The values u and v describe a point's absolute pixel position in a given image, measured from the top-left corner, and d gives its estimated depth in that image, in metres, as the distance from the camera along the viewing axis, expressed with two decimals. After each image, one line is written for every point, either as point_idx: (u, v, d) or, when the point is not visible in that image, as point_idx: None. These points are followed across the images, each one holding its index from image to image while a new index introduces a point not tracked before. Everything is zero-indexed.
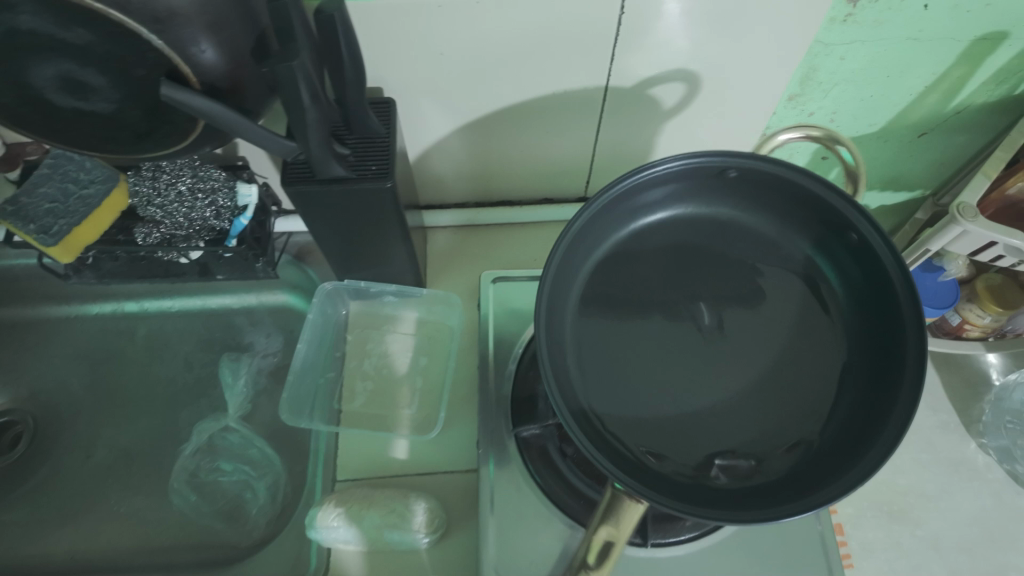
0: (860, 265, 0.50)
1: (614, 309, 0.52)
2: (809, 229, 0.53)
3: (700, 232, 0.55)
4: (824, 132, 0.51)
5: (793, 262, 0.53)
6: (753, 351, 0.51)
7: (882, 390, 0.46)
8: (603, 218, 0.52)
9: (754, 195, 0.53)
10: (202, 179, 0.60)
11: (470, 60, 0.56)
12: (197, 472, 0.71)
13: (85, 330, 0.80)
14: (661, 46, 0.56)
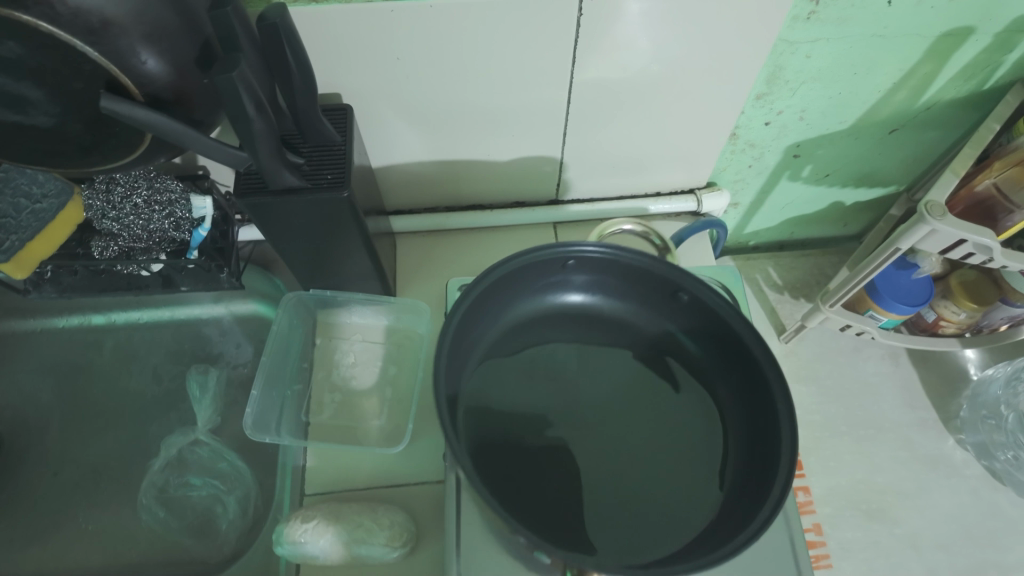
0: (714, 343, 0.57)
1: (508, 390, 0.56)
2: (650, 306, 0.60)
3: (581, 322, 0.60)
4: (645, 227, 0.65)
5: (660, 343, 0.60)
6: (635, 433, 0.54)
7: (758, 455, 0.50)
8: (490, 313, 0.57)
9: (625, 286, 0.60)
10: (158, 192, 0.59)
11: (428, 65, 0.55)
12: (166, 486, 0.70)
13: (51, 344, 0.79)
14: (623, 47, 0.55)
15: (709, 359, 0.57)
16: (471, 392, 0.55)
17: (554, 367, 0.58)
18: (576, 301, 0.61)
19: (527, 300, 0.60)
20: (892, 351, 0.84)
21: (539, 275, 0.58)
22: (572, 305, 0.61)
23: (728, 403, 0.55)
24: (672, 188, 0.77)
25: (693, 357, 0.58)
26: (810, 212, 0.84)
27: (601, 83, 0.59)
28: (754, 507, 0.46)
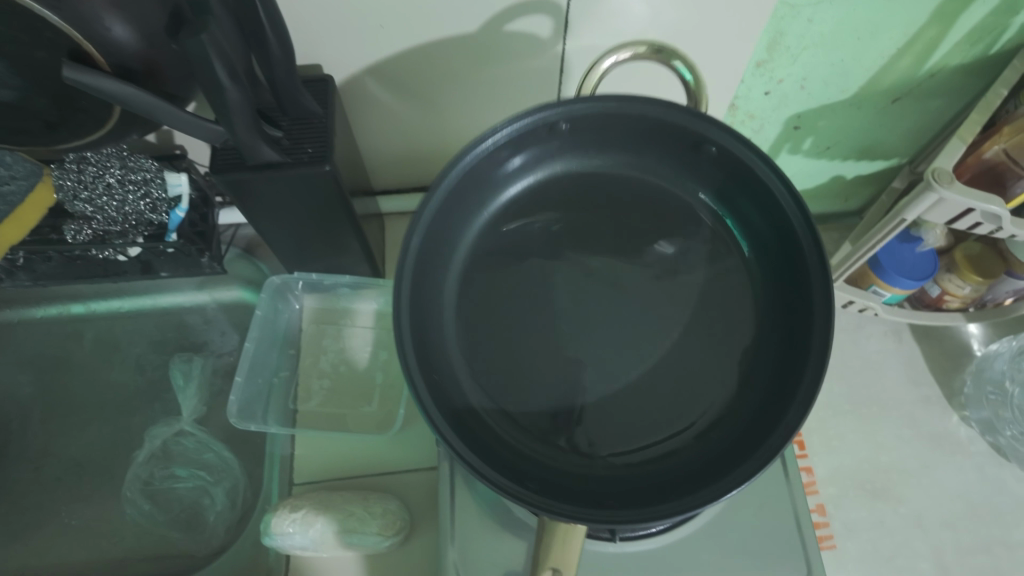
0: (745, 190, 0.50)
1: (507, 282, 0.51)
2: (673, 152, 0.52)
3: (583, 189, 0.53)
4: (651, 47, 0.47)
5: (681, 200, 0.53)
6: (659, 308, 0.50)
7: (795, 322, 0.46)
8: (469, 197, 0.51)
9: (630, 141, 0.52)
10: (133, 170, 0.56)
11: (412, 35, 0.52)
12: (152, 479, 0.68)
13: (28, 335, 0.76)
14: (617, 11, 0.53)
15: (740, 218, 0.51)
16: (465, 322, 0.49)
17: (564, 242, 0.52)
18: (572, 168, 0.54)
19: (514, 176, 0.53)
20: (896, 327, 0.82)
21: (516, 152, 0.51)
22: (566, 172, 0.54)
23: (758, 261, 0.50)
24: None
25: (730, 218, 0.52)
26: (810, 186, 0.82)
27: (594, 52, 0.57)
28: (772, 418, 0.43)
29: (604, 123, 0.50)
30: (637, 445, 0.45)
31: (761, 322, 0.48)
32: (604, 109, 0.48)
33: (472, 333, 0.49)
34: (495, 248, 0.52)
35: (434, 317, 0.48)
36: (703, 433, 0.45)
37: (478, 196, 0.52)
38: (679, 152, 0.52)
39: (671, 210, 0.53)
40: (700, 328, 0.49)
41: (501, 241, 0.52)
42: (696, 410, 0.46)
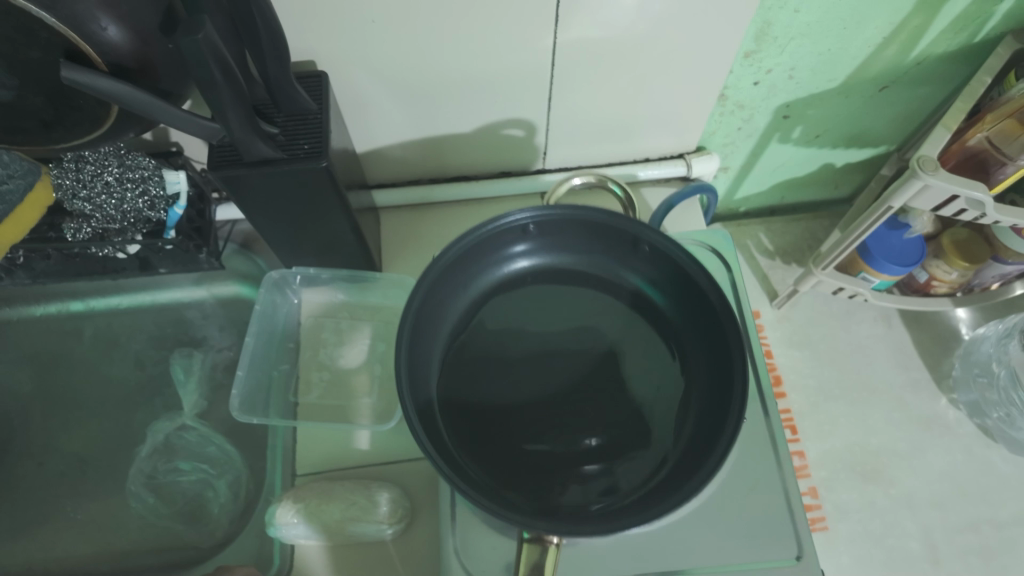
0: (676, 287, 0.56)
1: (473, 359, 0.54)
2: (615, 255, 0.58)
3: (540, 285, 0.58)
4: (597, 176, 0.62)
5: (622, 295, 0.58)
6: (601, 380, 0.53)
7: (719, 391, 0.49)
8: (444, 288, 0.55)
9: (578, 244, 0.58)
10: (131, 168, 0.56)
11: (408, 58, 0.56)
12: (155, 473, 0.69)
13: (27, 333, 0.77)
14: (606, 5, 0.53)
15: (672, 309, 0.56)
16: (441, 394, 0.52)
17: (525, 332, 0.56)
18: (529, 266, 0.59)
19: (479, 272, 0.58)
20: (885, 313, 0.83)
21: (489, 246, 0.56)
22: (525, 270, 0.59)
23: (690, 345, 0.54)
24: (661, 153, 0.75)
25: (662, 312, 0.56)
26: (800, 174, 0.83)
27: (585, 45, 0.57)
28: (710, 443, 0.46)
29: (563, 225, 0.56)
30: (592, 492, 0.47)
31: (691, 397, 0.51)
32: (563, 214, 0.55)
33: (447, 394, 0.52)
34: (461, 333, 0.56)
35: (420, 382, 0.51)
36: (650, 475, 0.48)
37: (458, 286, 0.56)
38: (620, 255, 0.58)
39: (611, 309, 0.57)
40: (648, 399, 0.52)
41: (468, 326, 0.56)
42: (647, 461, 0.49)
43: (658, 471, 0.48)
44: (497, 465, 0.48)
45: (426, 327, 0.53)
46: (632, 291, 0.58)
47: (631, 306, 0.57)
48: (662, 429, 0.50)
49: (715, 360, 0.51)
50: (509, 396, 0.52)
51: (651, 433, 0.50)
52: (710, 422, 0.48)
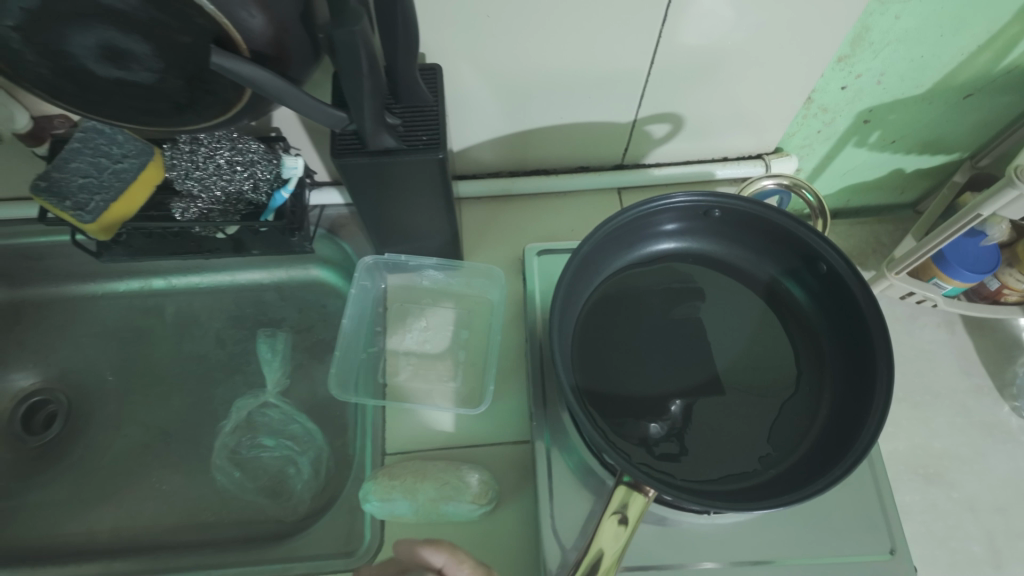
0: (820, 289, 0.55)
1: (613, 335, 0.55)
2: (775, 254, 0.57)
3: (678, 267, 0.59)
4: (791, 179, 0.61)
5: (759, 287, 0.58)
6: (740, 369, 0.54)
7: (856, 395, 0.50)
8: (591, 263, 0.55)
9: (721, 230, 0.58)
10: (240, 152, 0.58)
11: (514, 52, 0.57)
12: (238, 448, 0.71)
13: (112, 308, 0.81)
14: (708, 14, 0.55)
15: (810, 305, 0.56)
16: (578, 349, 0.54)
17: (665, 304, 0.57)
18: (668, 246, 0.59)
19: (639, 242, 0.58)
20: (948, 319, 0.83)
21: (639, 227, 0.56)
22: (665, 250, 0.59)
23: (825, 340, 0.55)
24: (739, 153, 0.76)
25: (800, 308, 0.57)
26: (869, 179, 0.83)
27: (683, 47, 0.58)
28: (838, 456, 0.47)
29: (748, 221, 0.56)
30: (713, 473, 0.49)
31: (825, 391, 0.52)
32: (754, 209, 0.54)
33: (586, 367, 0.53)
34: (598, 307, 0.56)
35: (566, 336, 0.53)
36: (767, 467, 0.49)
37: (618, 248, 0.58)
38: (779, 254, 0.57)
39: (745, 298, 0.58)
40: (770, 382, 0.54)
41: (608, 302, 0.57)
42: (767, 450, 0.50)
43: (789, 459, 0.50)
44: (621, 423, 0.51)
45: (579, 284, 0.55)
46: (772, 283, 0.58)
47: (767, 295, 0.58)
48: (785, 421, 0.52)
49: (853, 373, 0.51)
50: (648, 370, 0.54)
51: (777, 427, 0.51)
52: (839, 432, 0.49)
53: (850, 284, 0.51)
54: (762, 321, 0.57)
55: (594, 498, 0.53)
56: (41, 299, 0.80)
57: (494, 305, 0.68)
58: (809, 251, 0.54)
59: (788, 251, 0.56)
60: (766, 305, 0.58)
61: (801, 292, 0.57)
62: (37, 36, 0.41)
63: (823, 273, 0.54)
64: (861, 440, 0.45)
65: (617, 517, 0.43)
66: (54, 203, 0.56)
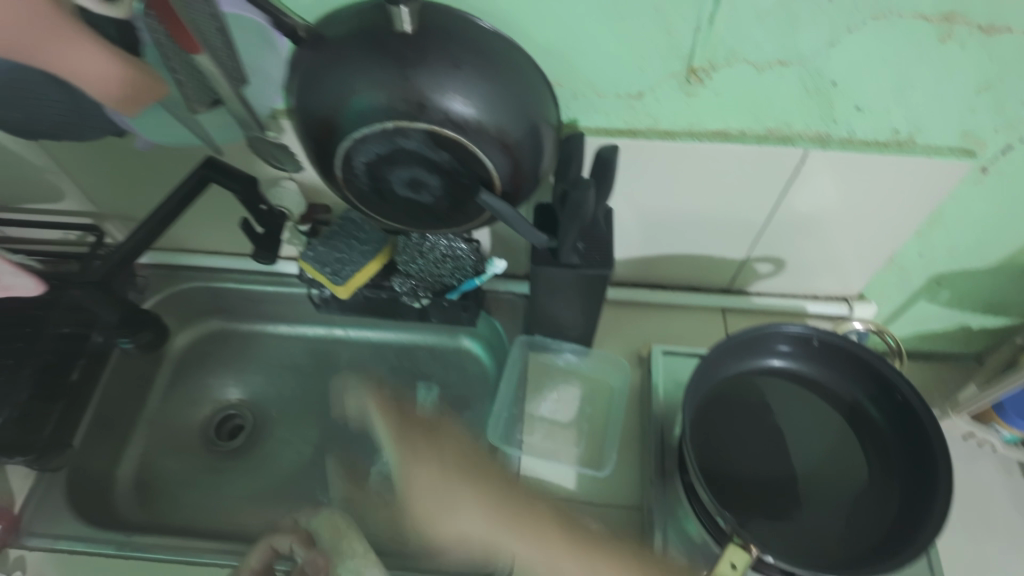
0: (895, 414, 0.69)
1: (723, 427, 0.70)
2: (859, 381, 0.72)
3: (780, 380, 0.73)
4: (877, 325, 0.74)
5: (843, 405, 0.72)
6: (823, 471, 0.68)
7: (920, 504, 0.62)
8: (713, 366, 0.71)
9: (818, 357, 0.73)
10: (453, 249, 0.79)
11: (664, 199, 0.77)
12: (390, 476, 0.87)
13: (298, 348, 1.00)
14: (817, 191, 0.74)
15: (885, 425, 0.70)
16: (696, 433, 0.69)
17: (766, 409, 0.72)
18: (774, 364, 0.74)
19: (751, 356, 0.73)
20: (1008, 463, 0.92)
21: (753, 344, 0.72)
22: (770, 365, 0.74)
23: (896, 456, 0.68)
24: (827, 293, 0.91)
25: (877, 427, 0.70)
26: (937, 329, 0.96)
27: (793, 212, 0.77)
28: (902, 548, 0.59)
29: (840, 351, 0.71)
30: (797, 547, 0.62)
31: (893, 498, 0.65)
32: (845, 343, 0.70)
33: (701, 448, 0.68)
34: (713, 404, 0.71)
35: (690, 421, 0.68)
36: (842, 551, 0.62)
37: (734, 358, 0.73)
38: (863, 380, 0.72)
39: (831, 413, 0.72)
40: (847, 485, 0.67)
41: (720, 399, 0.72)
42: (843, 540, 0.63)
43: (861, 548, 0.62)
44: (725, 497, 0.65)
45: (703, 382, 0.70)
46: (855, 403, 0.72)
47: (849, 413, 0.72)
48: (858, 518, 0.64)
49: (918, 486, 0.64)
50: (748, 459, 0.68)
51: (851, 522, 0.64)
52: (903, 531, 0.62)
53: (921, 413, 0.65)
54: (843, 436, 0.70)
55: (695, 559, 0.67)
56: (246, 332, 1.01)
57: (616, 390, 0.84)
58: (888, 382, 0.69)
59: (870, 381, 0.71)
60: (849, 423, 0.71)
61: (879, 414, 0.71)
62: (373, 169, 0.63)
63: (899, 401, 0.68)
64: (923, 537, 0.58)
65: (729, 566, 0.57)
66: (317, 268, 0.77)
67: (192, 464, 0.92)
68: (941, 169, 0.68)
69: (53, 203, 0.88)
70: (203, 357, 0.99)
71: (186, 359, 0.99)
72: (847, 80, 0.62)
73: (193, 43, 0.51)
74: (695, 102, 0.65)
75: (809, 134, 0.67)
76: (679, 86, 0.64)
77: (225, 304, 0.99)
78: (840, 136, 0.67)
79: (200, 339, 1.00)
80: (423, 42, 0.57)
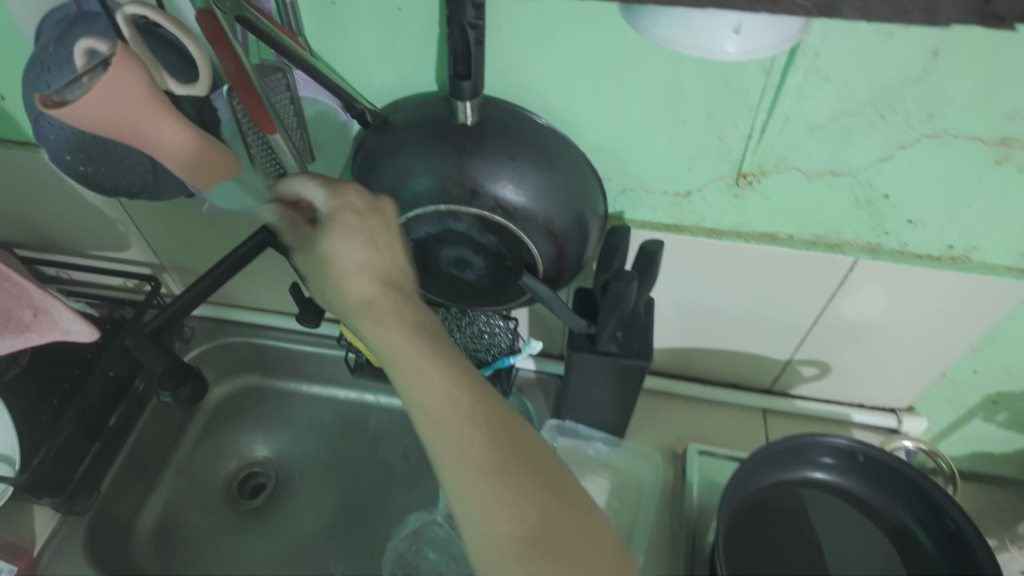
0: (946, 542, 0.64)
1: (755, 539, 0.68)
2: (908, 502, 0.67)
3: (822, 493, 0.70)
4: (930, 446, 0.71)
5: (889, 526, 0.68)
6: None
7: None
8: (752, 473, 0.68)
9: (864, 474, 0.69)
10: (489, 325, 0.80)
11: (706, 295, 0.77)
12: (405, 555, 0.84)
13: (331, 410, 1.01)
14: (865, 300, 0.72)
15: (934, 553, 0.65)
16: (728, 542, 0.67)
17: (804, 522, 0.69)
18: (816, 478, 0.70)
19: (793, 465, 0.70)
20: None
21: (796, 453, 0.69)
22: (813, 477, 0.71)
23: None
24: (874, 403, 0.88)
25: (925, 553, 0.66)
26: (993, 450, 0.89)
27: (840, 318, 0.75)
28: None
29: (888, 469, 0.67)
30: None
31: None
32: (893, 461, 0.66)
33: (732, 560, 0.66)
34: (747, 514, 0.69)
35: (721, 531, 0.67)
36: None
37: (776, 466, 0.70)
38: (912, 502, 0.67)
39: (874, 534, 0.69)
40: None
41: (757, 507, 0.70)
42: None
43: None
44: None
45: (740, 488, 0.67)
46: (902, 526, 0.68)
47: (895, 535, 0.68)
48: None
49: None
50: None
51: None
52: None
53: (974, 547, 0.61)
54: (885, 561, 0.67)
55: None
56: (280, 389, 1.02)
57: (647, 485, 0.80)
58: (940, 508, 0.64)
59: (920, 505, 0.66)
60: (895, 548, 0.67)
61: (928, 540, 0.66)
62: (422, 246, 0.65)
63: (951, 529, 0.63)
64: None
65: None
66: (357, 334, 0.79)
67: (213, 523, 0.91)
68: (996, 288, 0.66)
69: (119, 252, 0.93)
70: (237, 411, 1.00)
71: (220, 411, 1.00)
72: (898, 195, 0.62)
73: (269, 119, 0.54)
74: (744, 206, 0.67)
75: (859, 243, 0.67)
76: (728, 189, 0.66)
77: (265, 360, 1.01)
78: (891, 247, 0.66)
79: (236, 392, 1.01)
80: (482, 133, 0.60)
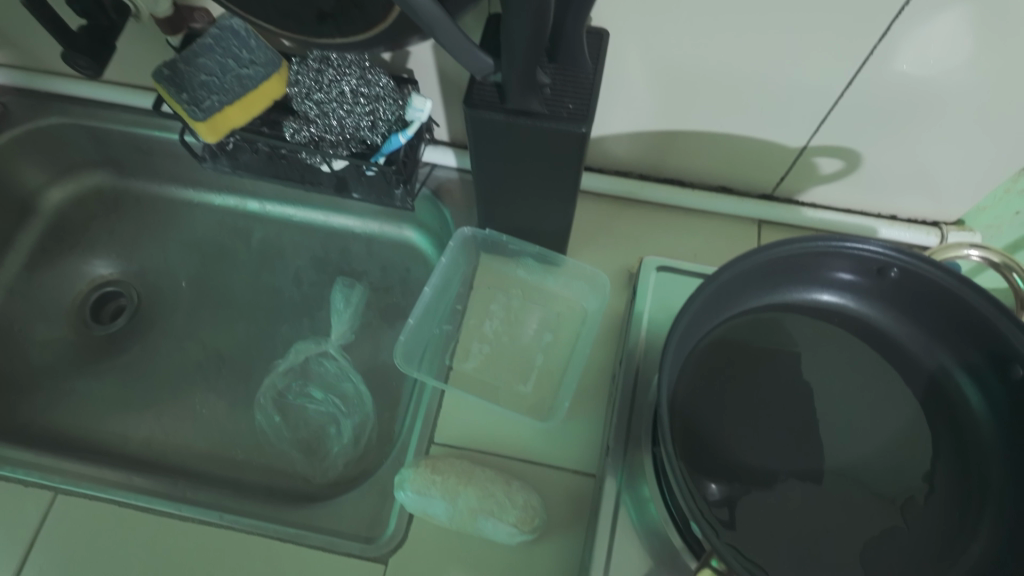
0: (1013, 400, 0.44)
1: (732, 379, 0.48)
2: (955, 343, 0.47)
3: (830, 325, 0.50)
4: (1005, 257, 0.47)
5: (920, 374, 0.49)
6: (866, 460, 0.46)
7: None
8: (728, 294, 0.48)
9: (896, 298, 0.49)
10: (368, 84, 0.54)
11: (690, 37, 0.50)
12: (285, 392, 0.68)
13: (205, 220, 0.78)
14: (936, 39, 0.46)
15: (988, 414, 0.46)
16: (689, 381, 0.48)
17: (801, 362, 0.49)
18: (825, 303, 0.50)
19: (793, 284, 0.50)
20: None
21: (800, 266, 0.48)
22: (821, 300, 0.50)
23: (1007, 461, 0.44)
24: (913, 215, 0.64)
25: (971, 412, 0.47)
26: None
27: (894, 76, 0.49)
28: None
29: (931, 294, 0.46)
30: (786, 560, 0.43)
31: (975, 524, 0.43)
32: (944, 280, 0.44)
33: (690, 402, 0.47)
34: (724, 348, 0.49)
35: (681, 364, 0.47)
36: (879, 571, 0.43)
37: (769, 283, 0.50)
38: (964, 343, 0.47)
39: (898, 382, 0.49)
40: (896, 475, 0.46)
41: (738, 338, 0.50)
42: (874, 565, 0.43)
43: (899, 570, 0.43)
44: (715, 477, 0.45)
45: (711, 311, 0.48)
46: (941, 374, 0.48)
47: (929, 385, 0.48)
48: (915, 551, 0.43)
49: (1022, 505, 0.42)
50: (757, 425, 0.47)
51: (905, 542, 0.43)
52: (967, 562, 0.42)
53: None
54: (911, 418, 0.48)
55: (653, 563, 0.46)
56: (140, 193, 0.79)
57: (589, 316, 0.61)
58: (1006, 350, 0.43)
59: (970, 340, 0.46)
60: (924, 401, 0.48)
61: (981, 397, 0.46)
62: None
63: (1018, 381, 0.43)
64: None
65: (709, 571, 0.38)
66: (173, 93, 0.54)
67: (59, 349, 0.72)
68: None
69: None
70: (85, 221, 0.79)
71: (62, 220, 0.78)
72: None
73: None
74: None
75: None
76: None
77: (112, 154, 0.77)
78: None
79: (85, 197, 0.79)
80: None
